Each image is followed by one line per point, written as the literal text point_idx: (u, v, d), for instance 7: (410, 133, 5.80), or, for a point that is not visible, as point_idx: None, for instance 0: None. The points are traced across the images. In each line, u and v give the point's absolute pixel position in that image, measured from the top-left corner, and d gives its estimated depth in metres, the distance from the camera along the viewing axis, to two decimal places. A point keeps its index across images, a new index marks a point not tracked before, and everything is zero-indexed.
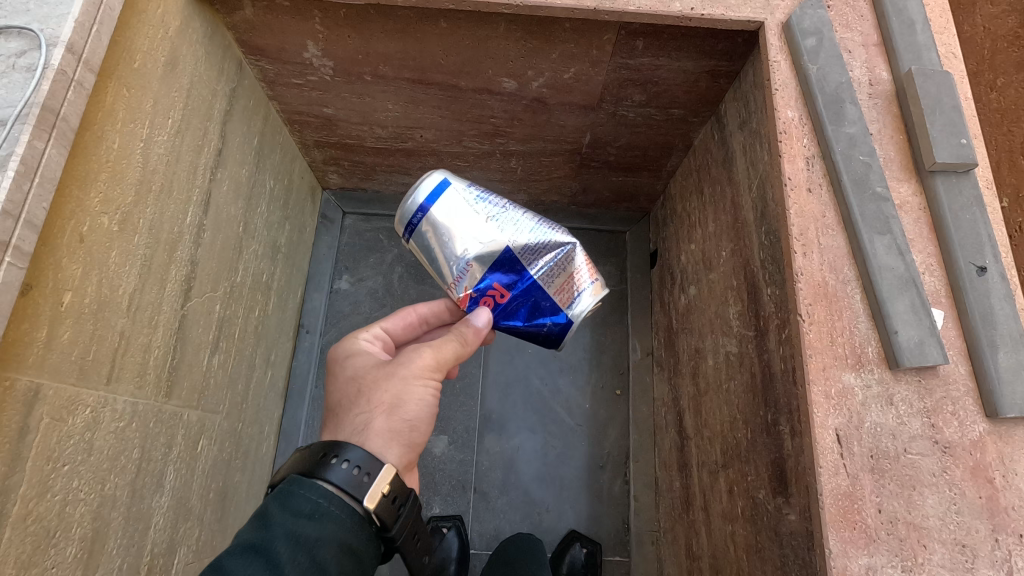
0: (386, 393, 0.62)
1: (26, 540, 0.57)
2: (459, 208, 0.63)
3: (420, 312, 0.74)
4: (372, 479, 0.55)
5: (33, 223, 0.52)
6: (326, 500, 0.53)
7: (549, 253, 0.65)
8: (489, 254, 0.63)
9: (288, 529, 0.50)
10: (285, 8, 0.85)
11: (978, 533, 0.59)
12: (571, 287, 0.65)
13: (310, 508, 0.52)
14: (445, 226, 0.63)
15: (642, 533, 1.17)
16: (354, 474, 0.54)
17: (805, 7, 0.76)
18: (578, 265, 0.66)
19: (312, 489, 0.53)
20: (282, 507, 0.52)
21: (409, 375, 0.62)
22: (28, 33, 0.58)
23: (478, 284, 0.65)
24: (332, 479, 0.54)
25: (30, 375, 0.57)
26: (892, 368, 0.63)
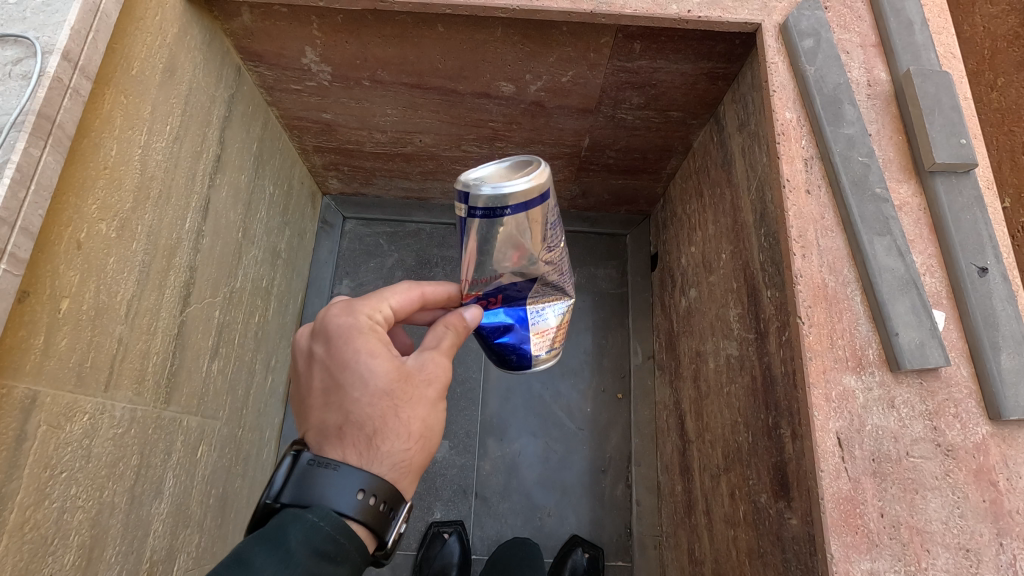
0: (415, 422, 0.56)
1: (24, 547, 0.57)
2: (540, 223, 0.57)
3: (427, 293, 0.63)
4: (394, 517, 0.54)
5: (29, 230, 0.52)
6: (349, 540, 0.50)
7: (553, 300, 0.67)
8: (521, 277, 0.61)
9: (313, 573, 0.47)
10: (283, 14, 0.85)
11: (982, 537, 0.58)
12: (546, 338, 0.69)
13: (333, 549, 0.49)
14: (521, 234, 0.56)
15: (644, 537, 1.17)
16: (379, 511, 0.52)
17: (802, 8, 0.76)
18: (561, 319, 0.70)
19: (337, 525, 0.50)
20: (306, 543, 0.48)
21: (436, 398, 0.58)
22: (24, 41, 0.58)
23: (488, 290, 0.62)
24: (359, 515, 0.51)
25: (27, 382, 0.57)
26: (893, 370, 0.63)
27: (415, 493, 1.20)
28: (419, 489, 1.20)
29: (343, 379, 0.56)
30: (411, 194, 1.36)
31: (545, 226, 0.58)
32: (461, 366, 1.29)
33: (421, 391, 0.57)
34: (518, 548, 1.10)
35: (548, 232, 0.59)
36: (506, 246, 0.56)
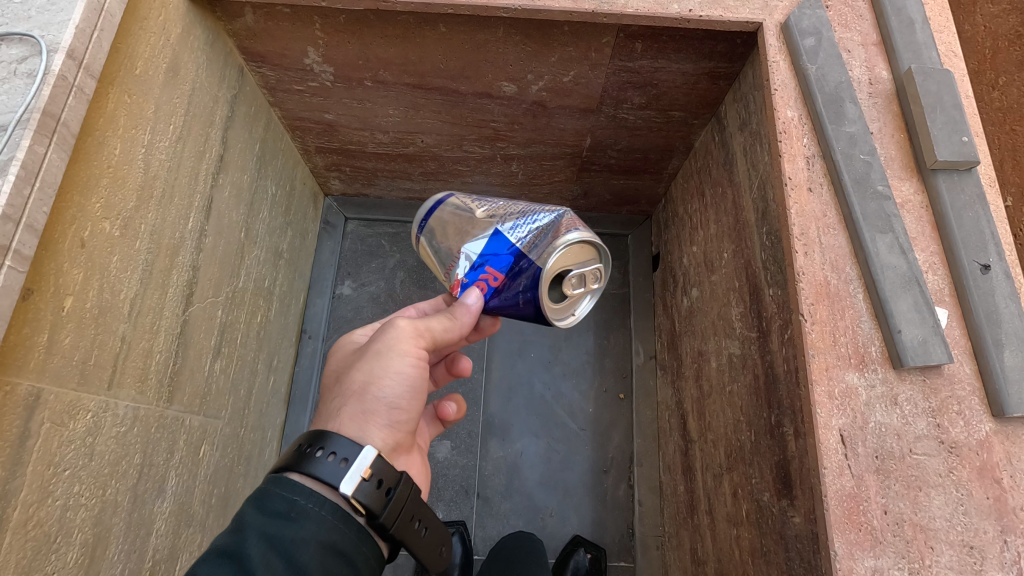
0: (359, 374, 0.60)
1: (26, 545, 0.57)
2: (454, 210, 0.67)
3: (420, 308, 0.76)
4: (350, 465, 0.53)
5: (33, 228, 0.52)
6: (304, 496, 0.51)
7: (536, 218, 0.63)
8: (481, 237, 0.62)
9: (263, 529, 0.49)
10: (286, 14, 0.85)
11: (986, 535, 0.58)
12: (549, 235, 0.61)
13: (287, 507, 0.50)
14: (443, 225, 0.67)
15: (647, 537, 1.16)
16: (331, 462, 0.53)
17: (803, 7, 0.76)
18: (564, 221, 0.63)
19: (290, 485, 0.52)
20: (258, 508, 0.50)
21: (382, 349, 0.60)
22: (29, 40, 0.59)
23: (470, 268, 0.62)
24: (310, 470, 0.53)
25: (31, 379, 0.57)
26: (896, 367, 0.62)
27: None
28: None
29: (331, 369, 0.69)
30: (412, 195, 1.36)
31: (466, 206, 0.67)
32: None
33: (367, 349, 0.62)
34: (523, 542, 1.10)
35: (475, 206, 0.66)
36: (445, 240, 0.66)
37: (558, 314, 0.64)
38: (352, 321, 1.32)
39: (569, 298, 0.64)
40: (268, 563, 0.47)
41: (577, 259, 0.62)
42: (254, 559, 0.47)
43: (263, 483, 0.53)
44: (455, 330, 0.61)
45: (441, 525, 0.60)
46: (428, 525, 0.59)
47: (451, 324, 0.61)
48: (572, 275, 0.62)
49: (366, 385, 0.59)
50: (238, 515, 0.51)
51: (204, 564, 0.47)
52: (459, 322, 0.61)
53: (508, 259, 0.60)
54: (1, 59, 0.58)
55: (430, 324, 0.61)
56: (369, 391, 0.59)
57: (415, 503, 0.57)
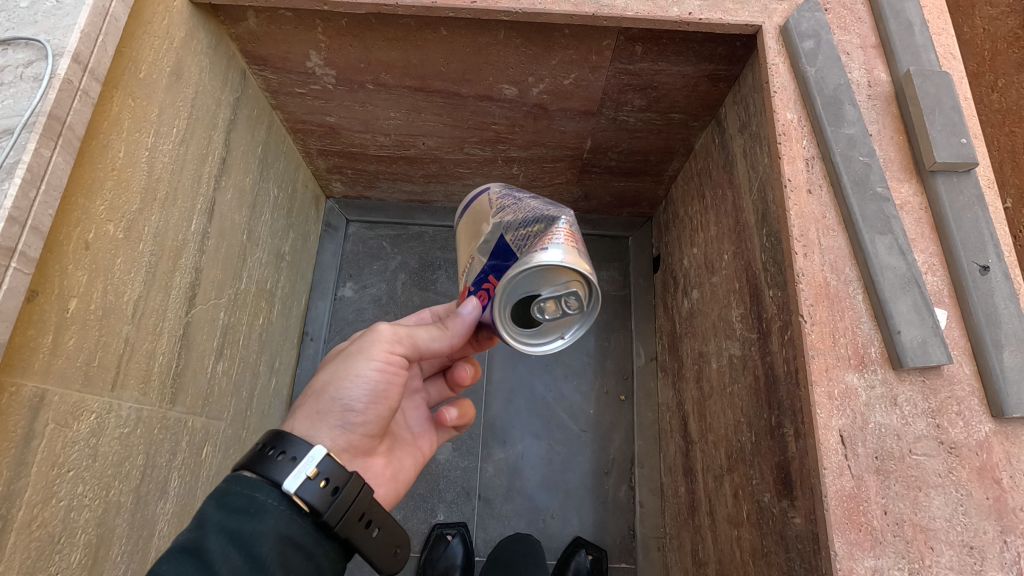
0: (328, 372, 0.62)
1: (31, 545, 0.57)
2: (483, 210, 0.70)
3: (434, 312, 0.78)
4: (299, 463, 0.54)
5: (39, 230, 0.53)
6: (261, 492, 0.53)
7: (535, 224, 0.59)
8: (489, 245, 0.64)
9: (222, 525, 0.50)
10: (288, 18, 0.86)
11: (986, 535, 0.58)
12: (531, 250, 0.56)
13: (245, 503, 0.52)
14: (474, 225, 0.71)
15: (648, 539, 1.16)
16: (281, 461, 0.54)
17: (802, 10, 0.77)
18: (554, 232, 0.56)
19: (247, 481, 0.53)
20: (217, 504, 0.52)
21: (354, 350, 0.62)
22: (35, 44, 0.59)
23: (478, 275, 0.64)
24: (263, 468, 0.54)
25: (35, 381, 0.57)
26: (895, 368, 0.63)
27: (418, 495, 1.20)
28: (421, 492, 1.20)
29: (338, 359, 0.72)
30: (414, 198, 1.37)
31: (492, 206, 0.68)
32: None
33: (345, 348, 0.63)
34: (518, 543, 1.11)
35: (496, 207, 0.67)
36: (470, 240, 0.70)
37: (533, 340, 0.59)
38: (353, 322, 1.33)
39: (548, 324, 0.58)
40: (228, 557, 0.48)
41: (552, 284, 0.55)
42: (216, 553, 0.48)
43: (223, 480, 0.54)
44: (444, 343, 0.63)
45: (396, 525, 0.60)
46: (381, 525, 0.58)
47: (439, 335, 0.62)
48: (544, 301, 0.56)
49: (331, 381, 0.60)
50: (199, 510, 0.52)
51: (165, 560, 0.48)
52: (449, 334, 0.62)
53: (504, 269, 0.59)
54: (8, 63, 0.59)
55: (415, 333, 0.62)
56: (329, 391, 0.60)
57: (368, 502, 0.57)
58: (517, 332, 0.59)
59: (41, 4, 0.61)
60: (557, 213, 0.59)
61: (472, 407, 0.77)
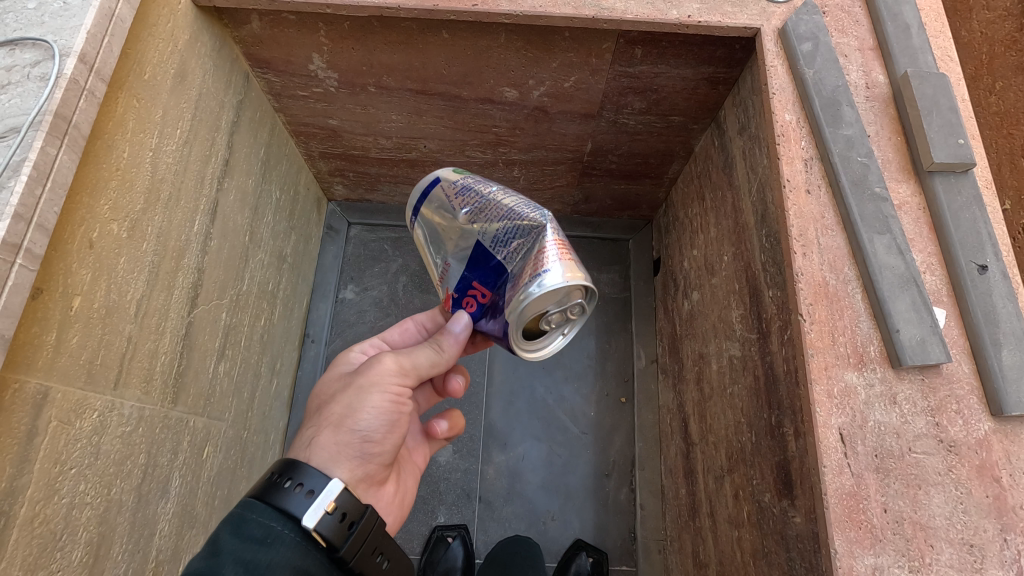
0: (337, 405, 0.60)
1: (32, 542, 0.57)
2: (438, 203, 0.64)
3: (416, 319, 0.76)
4: (316, 495, 0.54)
5: (44, 227, 0.53)
6: (278, 523, 0.52)
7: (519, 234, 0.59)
8: (466, 251, 0.63)
9: (238, 554, 0.48)
10: (291, 21, 0.87)
11: (986, 533, 0.58)
12: (528, 271, 0.57)
13: (262, 533, 0.51)
14: (430, 221, 0.66)
15: (648, 541, 1.16)
16: (298, 493, 0.54)
17: (800, 13, 0.78)
18: (546, 245, 0.57)
19: (263, 512, 0.52)
20: (233, 533, 0.51)
21: (365, 384, 0.60)
22: (42, 45, 0.60)
23: (458, 285, 0.65)
24: (280, 499, 0.53)
25: (39, 378, 0.58)
26: (894, 366, 0.63)
27: (418, 496, 1.20)
28: (422, 494, 1.20)
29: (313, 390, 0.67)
30: None
31: (448, 202, 0.63)
32: (466, 370, 1.30)
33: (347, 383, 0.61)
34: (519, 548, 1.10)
35: (455, 201, 0.63)
36: (433, 238, 0.66)
37: (535, 348, 0.62)
38: (354, 324, 1.33)
39: (548, 331, 0.61)
40: None
41: (555, 301, 0.57)
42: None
43: (236, 509, 0.53)
44: (439, 365, 0.64)
45: (404, 557, 0.60)
46: (390, 558, 0.58)
47: (436, 358, 0.64)
48: (549, 314, 0.58)
49: (346, 414, 0.59)
50: (210, 540, 0.50)
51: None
52: (445, 356, 0.64)
53: (492, 275, 0.61)
54: (14, 64, 0.59)
55: (419, 359, 0.63)
56: (345, 423, 0.59)
57: (379, 535, 0.57)
58: (522, 342, 0.61)
59: (48, 6, 0.62)
60: (538, 217, 0.59)
61: (462, 418, 0.78)
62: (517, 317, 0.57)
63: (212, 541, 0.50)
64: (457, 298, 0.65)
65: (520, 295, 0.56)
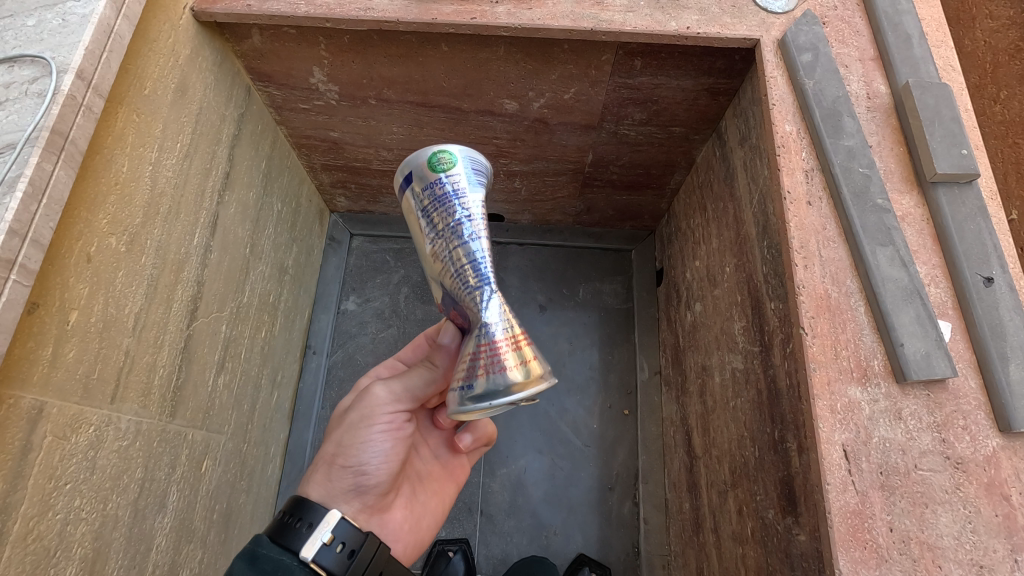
0: (332, 444, 0.63)
1: (26, 559, 0.57)
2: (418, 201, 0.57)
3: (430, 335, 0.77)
4: (314, 530, 0.57)
5: (39, 242, 0.54)
6: (284, 557, 0.56)
7: (466, 292, 0.55)
8: (431, 273, 0.60)
9: None
10: (291, 35, 0.88)
11: (996, 554, 0.56)
12: (474, 365, 0.53)
13: (271, 566, 0.55)
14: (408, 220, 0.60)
15: (652, 556, 1.14)
16: (299, 528, 0.57)
17: (800, 24, 0.77)
18: (489, 347, 0.52)
19: (270, 547, 0.56)
20: (246, 566, 0.55)
21: (354, 422, 0.62)
22: (41, 62, 0.60)
23: (439, 299, 0.62)
24: (285, 536, 0.57)
25: (34, 393, 0.57)
26: (900, 381, 0.62)
27: None
28: None
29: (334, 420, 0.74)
30: None
31: (420, 213, 0.57)
32: None
33: (342, 420, 0.65)
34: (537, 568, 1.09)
35: (424, 221, 0.57)
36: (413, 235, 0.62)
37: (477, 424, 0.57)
38: (356, 336, 1.32)
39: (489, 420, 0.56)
40: None
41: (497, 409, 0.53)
42: None
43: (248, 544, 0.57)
44: (437, 380, 0.62)
45: None
46: None
47: (430, 375, 0.62)
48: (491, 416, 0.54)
49: (338, 452, 0.63)
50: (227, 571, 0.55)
51: None
52: (439, 368, 0.62)
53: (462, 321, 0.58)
54: (14, 80, 0.60)
55: (409, 384, 0.62)
56: (337, 462, 0.63)
57: (383, 560, 0.59)
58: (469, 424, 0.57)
59: (48, 22, 0.63)
60: (483, 293, 0.54)
61: (487, 425, 0.76)
62: (458, 415, 0.53)
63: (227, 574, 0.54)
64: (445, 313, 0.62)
65: (461, 396, 0.52)
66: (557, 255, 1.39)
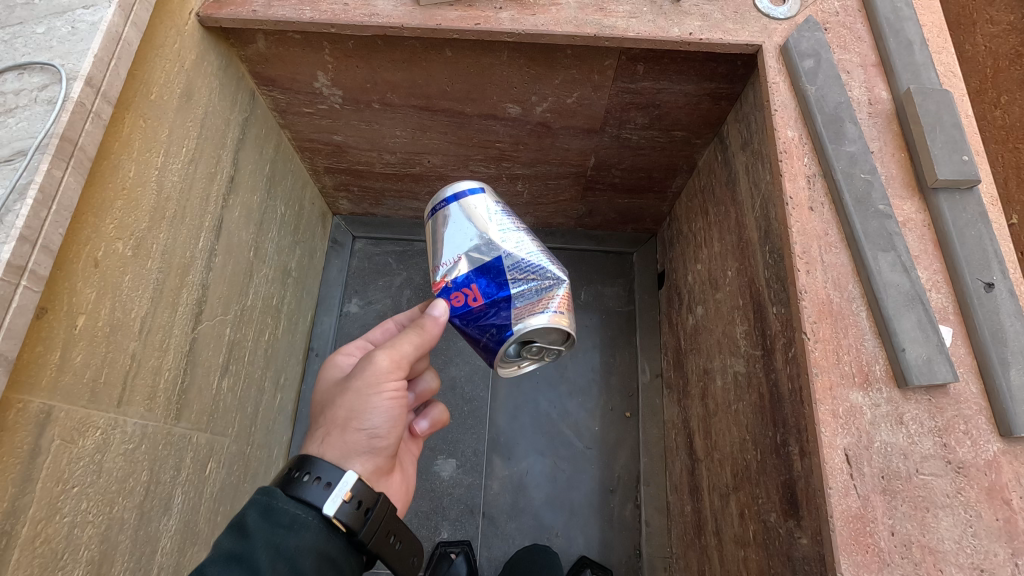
0: (341, 408, 0.61)
1: (34, 562, 0.57)
2: (465, 210, 0.67)
3: (397, 319, 0.77)
4: (335, 488, 0.56)
5: (49, 249, 0.54)
6: (301, 511, 0.55)
7: (536, 271, 0.66)
8: (483, 254, 0.65)
9: (269, 538, 0.53)
10: (296, 40, 0.88)
11: (997, 558, 0.57)
12: (534, 304, 0.65)
13: (288, 520, 0.54)
14: (456, 220, 0.67)
15: (654, 558, 1.14)
16: (315, 485, 0.56)
17: (802, 30, 0.78)
18: (550, 293, 0.67)
19: (286, 501, 0.55)
20: (263, 518, 0.54)
21: (364, 388, 0.61)
22: (50, 69, 0.61)
23: (457, 277, 0.65)
24: (300, 492, 0.56)
25: (42, 398, 0.58)
26: (901, 386, 0.62)
27: (422, 511, 1.19)
28: (425, 508, 1.19)
29: None
30: (420, 215, 1.38)
31: (488, 214, 0.67)
32: (471, 385, 1.30)
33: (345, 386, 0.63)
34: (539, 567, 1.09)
35: (494, 220, 0.67)
36: (449, 232, 0.67)
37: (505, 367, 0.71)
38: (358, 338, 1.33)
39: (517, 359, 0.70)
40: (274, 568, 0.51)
41: (540, 338, 0.67)
42: (261, 562, 0.51)
43: (262, 495, 0.56)
44: (427, 343, 0.65)
45: (414, 536, 0.64)
46: (402, 538, 0.62)
47: (419, 339, 0.64)
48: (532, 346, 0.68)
49: (351, 416, 0.61)
50: (242, 523, 0.54)
51: (214, 561, 0.51)
52: (429, 333, 0.65)
53: (498, 292, 0.64)
54: (23, 87, 0.60)
55: (403, 349, 0.63)
56: (351, 425, 0.61)
57: (391, 518, 0.61)
58: (501, 362, 0.69)
59: (57, 29, 0.63)
60: (551, 270, 0.68)
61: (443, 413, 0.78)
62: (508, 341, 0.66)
63: (242, 526, 0.54)
64: (442, 292, 0.66)
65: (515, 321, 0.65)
66: (558, 258, 1.40)
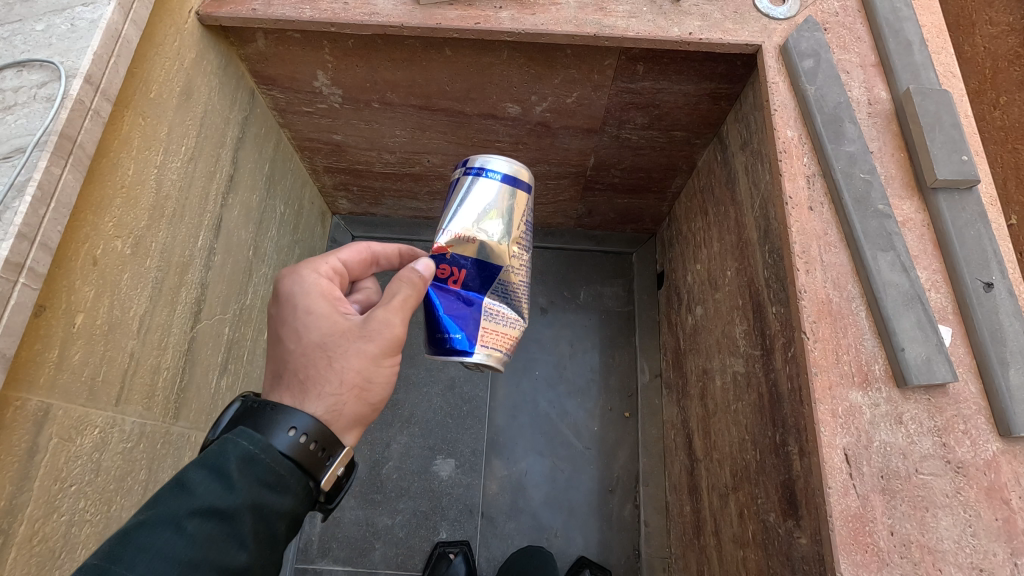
0: (353, 374, 0.57)
1: (32, 560, 0.57)
2: (498, 199, 0.66)
3: (375, 247, 0.67)
4: (329, 459, 0.55)
5: (48, 246, 0.54)
6: (289, 472, 0.52)
7: (512, 302, 0.68)
8: (492, 254, 0.65)
9: (256, 500, 0.49)
10: (296, 39, 0.88)
11: (996, 557, 0.57)
12: (487, 331, 0.65)
13: (275, 479, 0.51)
14: (493, 204, 0.66)
15: (653, 559, 1.14)
16: (310, 450, 0.53)
17: (802, 30, 0.78)
18: (503, 330, 0.67)
19: (276, 458, 0.51)
20: (248, 474, 0.49)
21: (378, 356, 0.58)
22: (49, 66, 0.60)
23: (458, 254, 0.64)
24: (292, 453, 0.52)
25: (40, 396, 0.58)
26: (900, 386, 0.62)
27: (421, 512, 1.19)
28: (423, 509, 1.19)
29: (281, 334, 0.58)
30: (420, 214, 1.38)
31: (519, 219, 0.68)
32: (470, 384, 1.30)
33: (358, 345, 0.57)
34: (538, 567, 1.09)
35: (520, 229, 0.68)
36: (480, 207, 0.65)
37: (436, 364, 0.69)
38: None
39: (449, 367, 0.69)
40: (255, 532, 0.49)
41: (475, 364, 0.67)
42: (245, 526, 0.48)
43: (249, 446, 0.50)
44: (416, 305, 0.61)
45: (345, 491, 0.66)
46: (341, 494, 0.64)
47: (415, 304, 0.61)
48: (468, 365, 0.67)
49: (362, 386, 0.58)
50: (223, 471, 0.49)
51: (192, 519, 0.46)
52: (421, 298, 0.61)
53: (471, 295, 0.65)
54: (22, 85, 0.60)
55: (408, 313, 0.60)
56: (361, 395, 0.58)
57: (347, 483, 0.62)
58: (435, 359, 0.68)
59: (57, 27, 0.63)
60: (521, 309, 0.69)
61: None
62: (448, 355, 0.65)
63: (224, 476, 0.49)
64: (434, 257, 0.65)
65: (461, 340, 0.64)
66: (558, 258, 1.40)
